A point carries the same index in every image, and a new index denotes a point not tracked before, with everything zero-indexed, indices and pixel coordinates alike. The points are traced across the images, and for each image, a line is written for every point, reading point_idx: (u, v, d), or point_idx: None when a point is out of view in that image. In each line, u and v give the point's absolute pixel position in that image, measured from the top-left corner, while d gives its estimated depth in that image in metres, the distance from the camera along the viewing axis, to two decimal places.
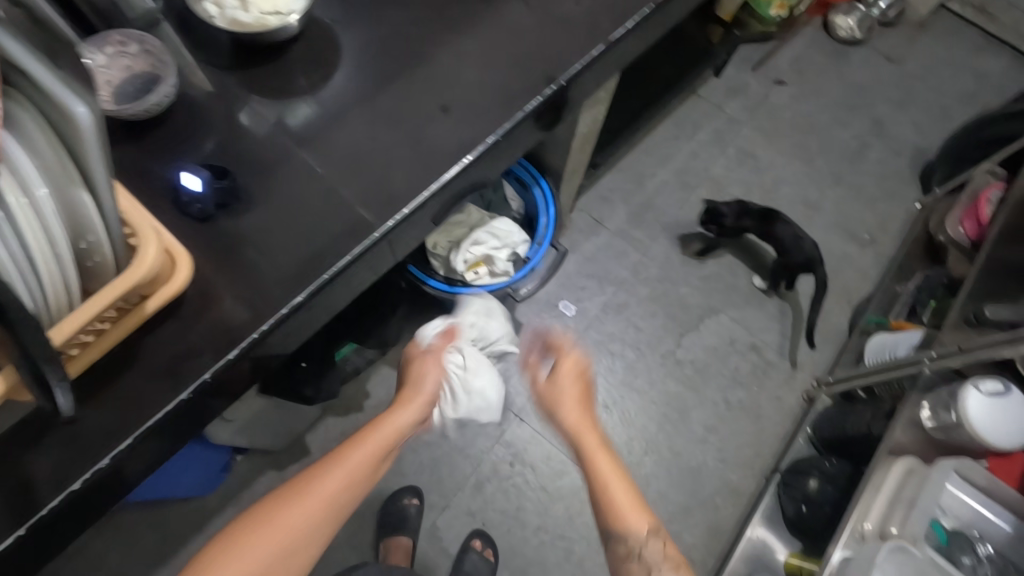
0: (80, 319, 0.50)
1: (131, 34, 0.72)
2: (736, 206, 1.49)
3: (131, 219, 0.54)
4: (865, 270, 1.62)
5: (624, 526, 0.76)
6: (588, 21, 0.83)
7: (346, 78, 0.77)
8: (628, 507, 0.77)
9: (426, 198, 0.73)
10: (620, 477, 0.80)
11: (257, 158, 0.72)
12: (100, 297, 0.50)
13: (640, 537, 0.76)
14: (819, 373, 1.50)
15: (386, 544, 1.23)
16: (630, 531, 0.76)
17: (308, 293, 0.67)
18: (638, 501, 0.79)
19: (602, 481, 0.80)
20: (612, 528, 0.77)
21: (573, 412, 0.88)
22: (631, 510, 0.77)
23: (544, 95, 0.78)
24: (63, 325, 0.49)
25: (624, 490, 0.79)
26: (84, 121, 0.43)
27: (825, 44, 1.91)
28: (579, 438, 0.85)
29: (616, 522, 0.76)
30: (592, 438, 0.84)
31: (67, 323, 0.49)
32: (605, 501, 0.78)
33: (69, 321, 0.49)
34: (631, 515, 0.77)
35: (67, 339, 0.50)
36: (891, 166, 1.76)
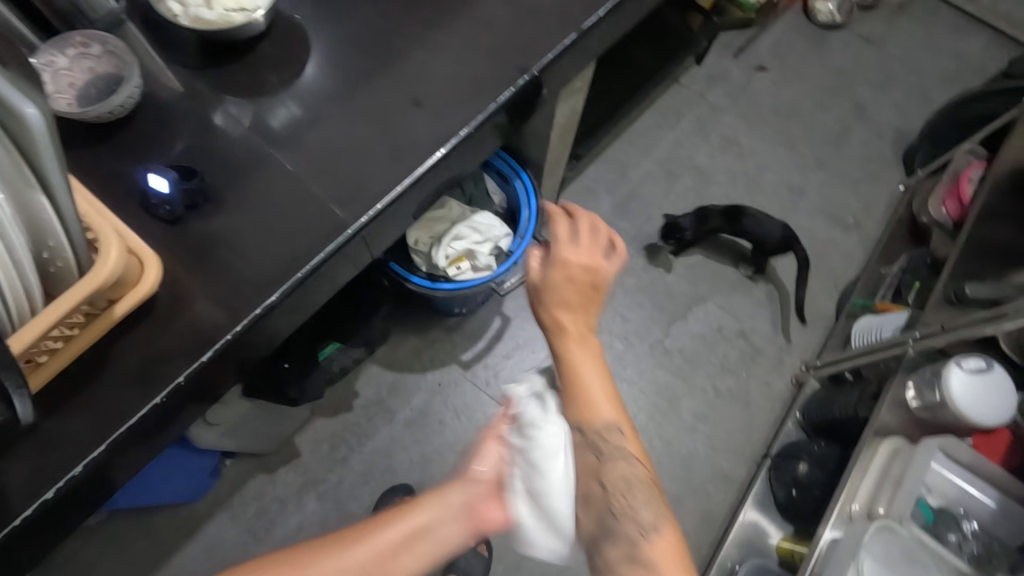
0: (41, 325, 0.49)
1: (92, 35, 0.70)
2: (694, 217, 1.49)
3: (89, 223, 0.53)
4: (850, 254, 1.63)
5: (589, 417, 0.71)
6: (559, 10, 0.83)
7: (316, 74, 0.76)
8: (599, 400, 0.72)
9: (399, 192, 0.72)
10: (598, 372, 0.74)
11: (227, 158, 0.71)
12: (63, 302, 0.49)
13: (603, 429, 0.71)
14: (807, 357, 1.51)
15: None
16: (595, 422, 0.71)
17: (281, 292, 0.66)
18: (609, 394, 0.73)
19: (577, 372, 0.72)
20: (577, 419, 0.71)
21: (570, 297, 0.73)
22: (602, 406, 0.72)
23: (516, 86, 0.77)
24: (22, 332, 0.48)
25: (599, 386, 0.73)
26: (37, 124, 0.43)
27: (805, 29, 1.91)
28: (562, 328, 0.73)
29: (583, 413, 0.71)
30: (577, 327, 0.73)
31: (28, 329, 0.48)
32: (576, 391, 0.72)
33: (30, 327, 0.48)
34: (600, 405, 0.72)
35: (27, 346, 0.49)
36: (873, 148, 1.76)
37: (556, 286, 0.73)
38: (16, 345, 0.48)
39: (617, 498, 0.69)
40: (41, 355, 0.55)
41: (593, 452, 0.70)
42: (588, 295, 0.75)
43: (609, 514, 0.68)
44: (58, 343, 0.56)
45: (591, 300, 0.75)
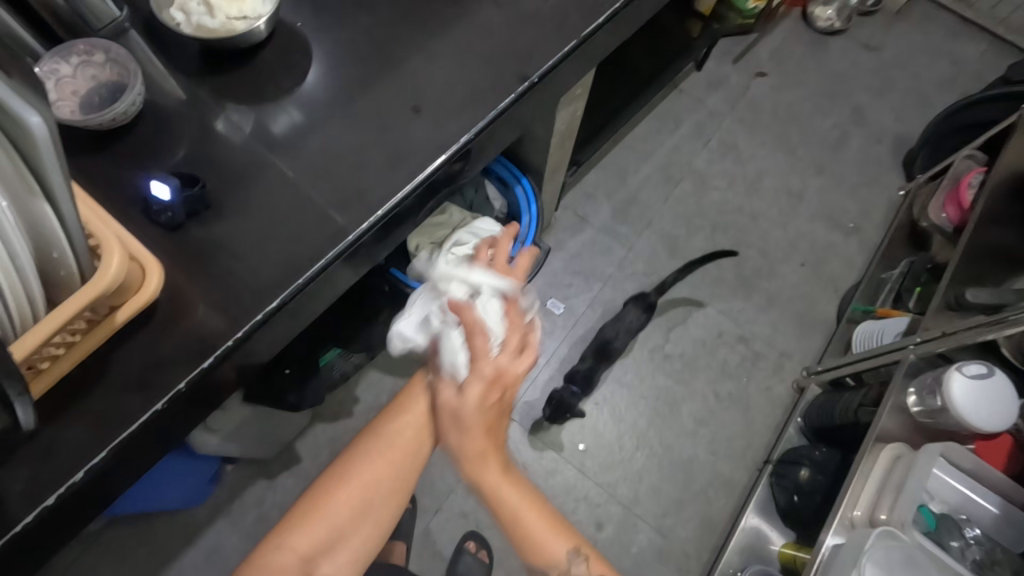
0: (42, 333, 0.49)
1: (96, 43, 0.70)
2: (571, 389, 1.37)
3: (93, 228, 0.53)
4: (851, 258, 1.63)
5: (548, 557, 0.73)
6: (557, 17, 0.83)
7: (318, 80, 0.77)
8: (546, 537, 0.74)
9: (400, 199, 0.72)
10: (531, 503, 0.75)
11: (229, 164, 0.72)
12: (67, 308, 0.50)
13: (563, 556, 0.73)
14: (808, 362, 1.51)
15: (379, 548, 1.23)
16: (552, 555, 0.73)
17: (282, 299, 0.66)
18: (556, 521, 0.76)
19: (516, 517, 0.74)
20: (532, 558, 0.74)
21: (476, 438, 0.73)
22: (544, 530, 0.74)
23: (516, 92, 0.78)
24: (25, 339, 0.48)
25: (540, 517, 0.75)
26: (39, 131, 0.43)
27: (804, 35, 1.92)
28: (478, 459, 0.74)
29: (534, 548, 0.74)
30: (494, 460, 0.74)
31: (29, 337, 0.48)
32: (522, 536, 0.74)
33: (31, 336, 0.48)
34: (549, 540, 0.74)
35: (30, 354, 0.49)
36: (872, 153, 1.77)
37: (462, 406, 0.72)
38: (17, 354, 0.48)
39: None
40: (44, 361, 0.55)
41: None
42: (494, 421, 0.75)
43: None
44: (60, 349, 0.56)
45: (501, 416, 0.76)
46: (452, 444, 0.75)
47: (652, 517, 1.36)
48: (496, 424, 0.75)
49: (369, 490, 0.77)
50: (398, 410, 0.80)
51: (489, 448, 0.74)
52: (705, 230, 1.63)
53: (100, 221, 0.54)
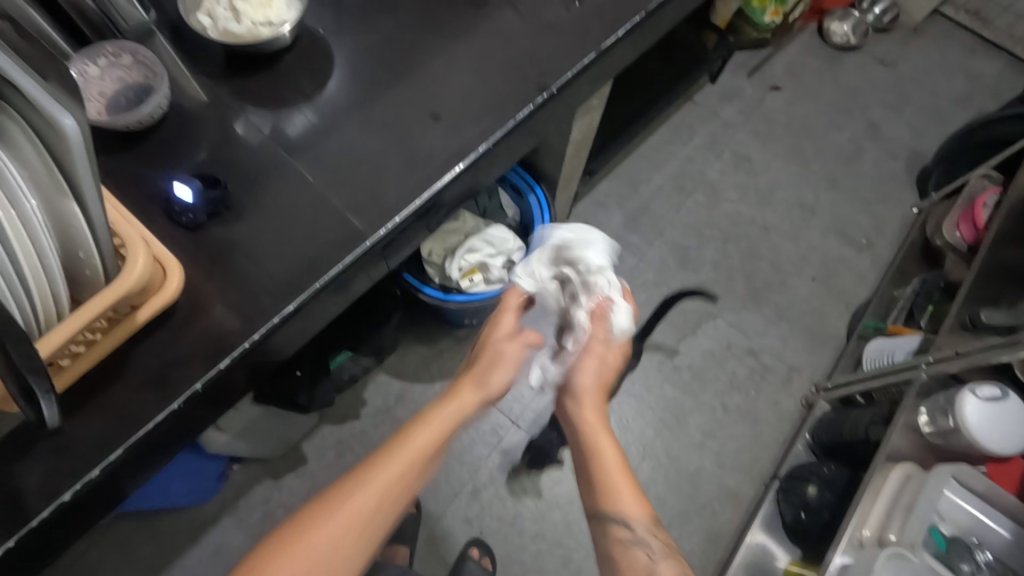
0: (67, 332, 0.50)
1: (123, 45, 0.71)
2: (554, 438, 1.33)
3: (118, 229, 0.54)
4: (862, 274, 1.62)
5: (624, 509, 0.74)
6: (578, 28, 0.83)
7: (339, 85, 0.78)
8: (624, 493, 0.75)
9: (418, 206, 0.73)
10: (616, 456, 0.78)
11: (250, 167, 0.72)
12: (90, 306, 0.50)
13: (636, 519, 0.73)
14: (817, 378, 1.50)
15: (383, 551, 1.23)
16: (626, 513, 0.74)
17: (298, 302, 0.67)
18: (633, 487, 0.76)
19: (604, 466, 0.77)
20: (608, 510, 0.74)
21: (591, 376, 0.85)
22: (628, 492, 0.75)
23: (536, 102, 0.78)
24: (50, 337, 0.49)
25: (625, 477, 0.76)
26: (72, 133, 0.44)
27: (819, 49, 1.92)
28: (585, 397, 0.83)
29: (607, 500, 0.75)
30: (595, 405, 0.83)
31: (53, 334, 0.49)
32: (604, 483, 0.75)
33: (55, 334, 0.49)
34: (624, 498, 0.74)
35: (55, 352, 0.50)
36: (885, 169, 1.76)
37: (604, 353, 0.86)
38: (43, 351, 0.49)
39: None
40: (65, 358, 0.56)
41: (639, 548, 0.71)
42: (607, 379, 0.86)
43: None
44: (82, 347, 0.57)
45: (608, 379, 0.86)
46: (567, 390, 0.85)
47: None
48: (608, 383, 0.86)
49: (328, 541, 0.65)
50: (382, 454, 0.72)
51: (597, 395, 0.84)
52: (716, 242, 1.63)
53: (125, 222, 0.55)
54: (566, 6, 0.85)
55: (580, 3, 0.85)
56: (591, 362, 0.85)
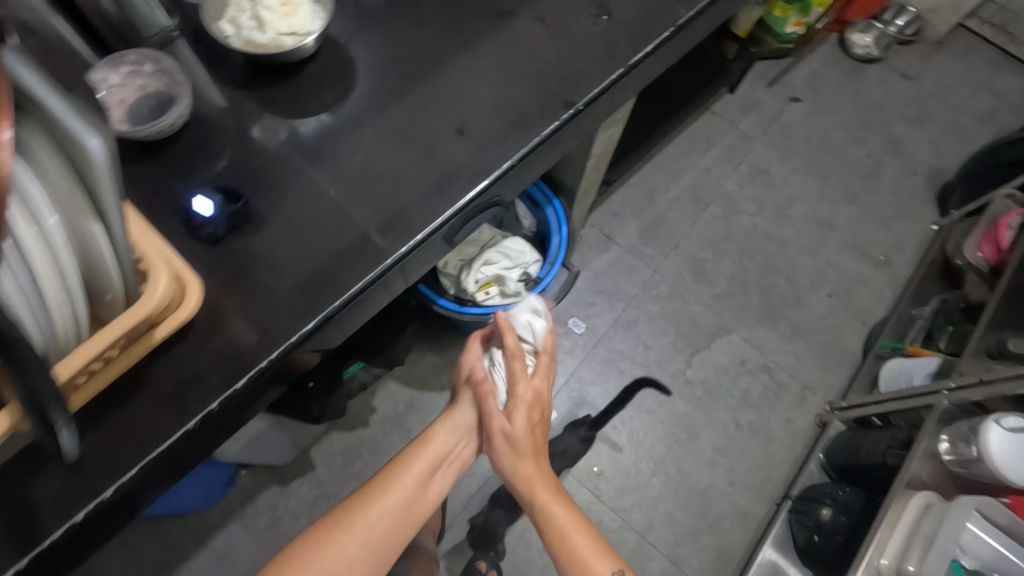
0: (92, 349, 0.50)
1: (146, 53, 0.70)
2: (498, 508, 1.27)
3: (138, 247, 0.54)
4: (879, 291, 1.60)
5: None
6: (606, 43, 0.82)
7: (362, 97, 0.77)
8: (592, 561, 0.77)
9: (440, 224, 0.71)
10: (576, 524, 0.81)
11: (270, 179, 0.71)
12: (116, 325, 0.51)
13: None
14: (832, 397, 1.48)
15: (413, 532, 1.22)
16: None
17: (317, 320, 0.66)
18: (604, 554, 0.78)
19: (565, 537, 0.80)
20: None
21: (534, 466, 0.85)
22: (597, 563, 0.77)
23: (562, 119, 0.77)
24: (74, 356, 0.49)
25: (588, 544, 0.79)
26: (97, 154, 0.42)
27: (841, 60, 1.89)
28: (531, 483, 0.85)
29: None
30: (547, 482, 0.85)
31: (72, 359, 0.49)
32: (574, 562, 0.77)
33: (74, 357, 0.49)
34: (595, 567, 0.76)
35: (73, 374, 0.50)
36: (905, 185, 1.74)
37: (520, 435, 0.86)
38: (61, 373, 0.49)
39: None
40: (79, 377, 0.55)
41: None
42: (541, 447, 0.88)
43: None
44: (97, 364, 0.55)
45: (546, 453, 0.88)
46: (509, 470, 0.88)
47: (666, 546, 1.34)
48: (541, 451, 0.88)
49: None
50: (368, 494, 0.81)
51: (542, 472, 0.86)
52: (732, 255, 1.62)
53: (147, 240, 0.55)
54: (595, 21, 0.83)
55: (608, 18, 0.83)
56: (531, 456, 0.86)
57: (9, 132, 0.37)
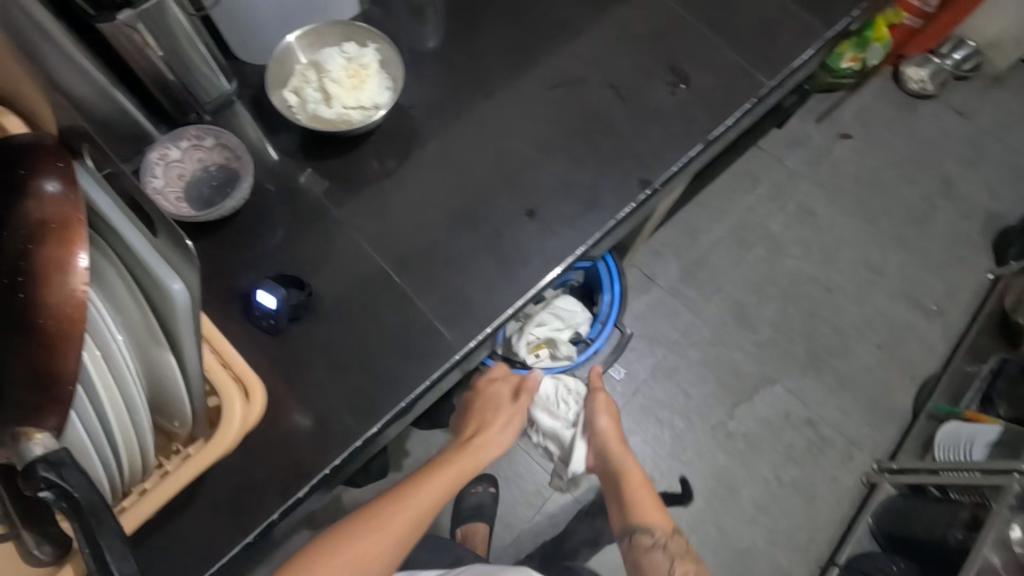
0: (155, 501, 0.48)
1: (207, 127, 0.68)
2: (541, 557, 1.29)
3: (212, 378, 0.53)
4: (931, 344, 1.54)
5: (653, 523, 0.90)
6: (683, 117, 0.77)
7: (425, 170, 0.73)
8: (653, 510, 0.91)
9: (510, 314, 0.68)
10: (640, 478, 0.95)
11: (332, 264, 0.68)
12: (182, 474, 0.49)
13: (662, 531, 0.90)
14: (880, 455, 1.43)
15: (463, 529, 1.25)
16: (654, 526, 0.90)
17: (382, 424, 0.62)
18: (657, 505, 0.93)
19: (630, 484, 0.93)
20: (637, 524, 0.90)
21: (610, 422, 1.00)
22: (656, 510, 0.92)
23: (637, 202, 0.73)
24: (137, 509, 0.48)
25: (649, 496, 0.93)
26: (179, 298, 0.40)
27: (894, 95, 1.81)
28: (607, 434, 0.99)
29: (643, 518, 0.91)
30: (617, 438, 0.99)
31: (143, 504, 0.48)
32: (634, 504, 0.92)
33: (146, 502, 0.48)
34: (654, 514, 0.91)
35: (139, 518, 0.48)
36: (960, 230, 1.66)
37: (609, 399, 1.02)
38: (130, 522, 0.48)
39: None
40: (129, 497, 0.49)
41: (660, 552, 0.88)
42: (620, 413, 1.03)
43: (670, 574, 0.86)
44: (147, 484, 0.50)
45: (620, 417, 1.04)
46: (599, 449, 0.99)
47: None
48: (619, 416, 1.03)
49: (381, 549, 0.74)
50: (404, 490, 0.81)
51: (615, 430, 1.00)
52: (777, 300, 1.56)
53: (220, 367, 0.54)
54: (671, 90, 0.78)
55: (685, 86, 0.79)
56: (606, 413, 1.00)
57: (84, 252, 0.38)
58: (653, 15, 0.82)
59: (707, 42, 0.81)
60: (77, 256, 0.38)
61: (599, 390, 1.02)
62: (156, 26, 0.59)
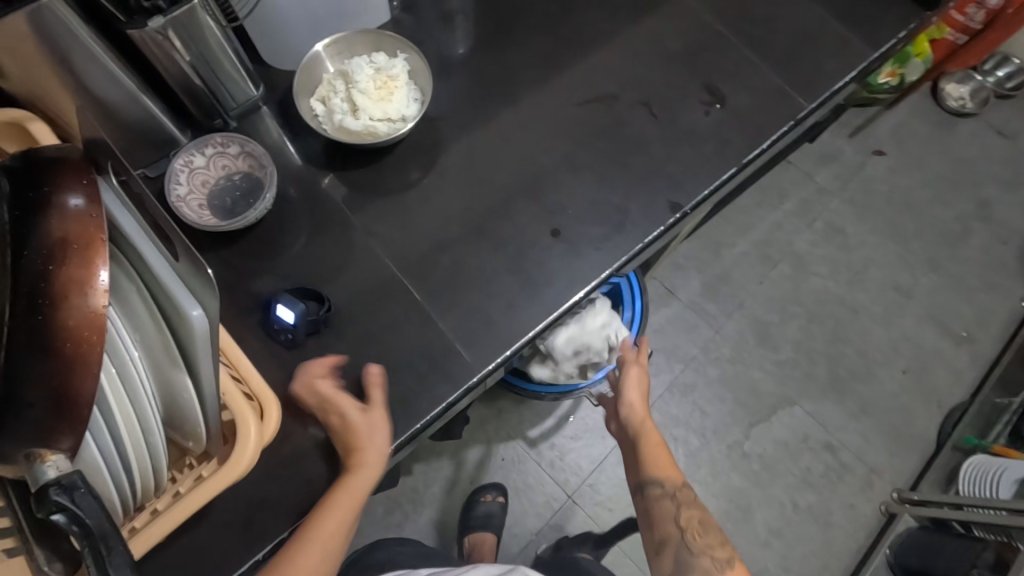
0: (166, 523, 0.48)
1: (233, 135, 0.67)
2: None
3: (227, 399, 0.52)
4: (959, 372, 1.49)
5: (664, 476, 0.77)
6: (718, 138, 0.75)
7: (449, 184, 0.72)
8: (666, 465, 0.78)
9: (531, 337, 0.66)
10: (653, 431, 0.81)
11: (353, 277, 0.67)
12: (193, 496, 0.48)
13: (671, 488, 0.77)
14: (900, 484, 1.39)
15: (470, 538, 1.23)
16: (664, 481, 0.77)
17: (396, 445, 0.61)
18: (670, 459, 0.79)
19: (645, 440, 0.80)
20: (646, 478, 0.78)
21: (633, 380, 0.84)
22: (669, 468, 0.78)
23: (666, 225, 0.71)
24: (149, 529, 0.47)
25: (663, 451, 0.79)
26: (198, 324, 0.39)
27: (931, 111, 1.76)
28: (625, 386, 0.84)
29: (655, 473, 0.77)
30: (638, 391, 0.83)
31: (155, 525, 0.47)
32: (646, 457, 0.79)
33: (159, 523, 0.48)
34: (666, 468, 0.78)
35: (149, 538, 0.47)
36: (995, 255, 1.61)
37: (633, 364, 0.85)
38: (140, 542, 0.47)
39: (694, 537, 0.74)
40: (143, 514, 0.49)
41: (669, 502, 0.76)
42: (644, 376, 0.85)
43: (681, 543, 0.74)
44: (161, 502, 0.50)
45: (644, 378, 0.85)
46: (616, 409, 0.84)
47: None
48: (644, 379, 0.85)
49: None
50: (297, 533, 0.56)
51: (636, 388, 0.83)
52: (800, 319, 1.52)
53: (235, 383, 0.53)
54: (706, 110, 0.76)
55: (721, 106, 0.76)
56: (635, 386, 0.83)
57: (104, 272, 0.37)
58: (690, 31, 0.80)
59: (746, 60, 0.79)
60: (97, 276, 0.37)
61: (631, 362, 0.85)
62: (186, 33, 0.58)
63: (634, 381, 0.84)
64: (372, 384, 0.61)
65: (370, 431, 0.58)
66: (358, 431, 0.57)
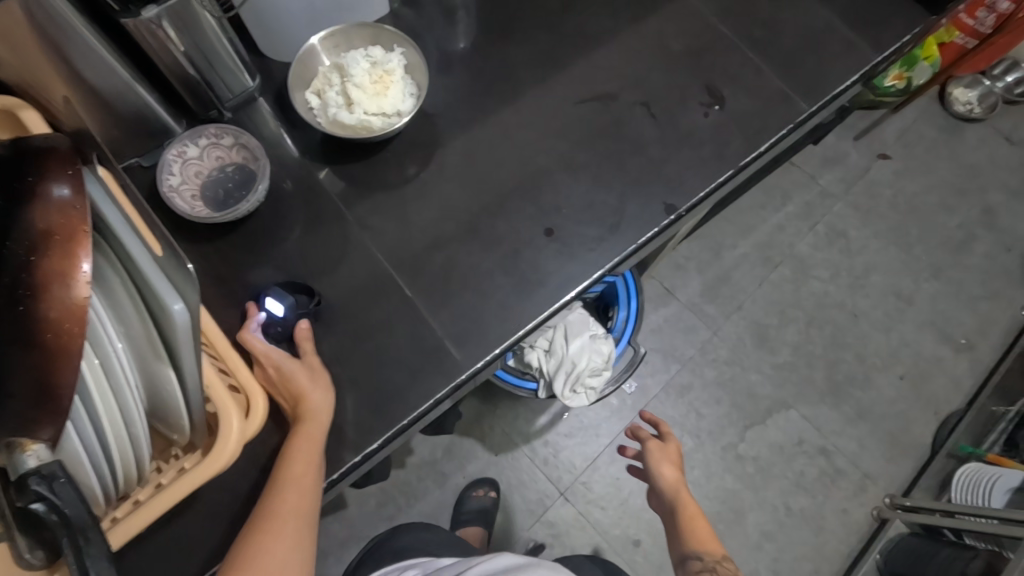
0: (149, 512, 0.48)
1: (226, 127, 0.67)
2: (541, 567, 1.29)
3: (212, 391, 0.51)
4: (958, 379, 1.48)
5: (704, 548, 0.78)
6: (716, 140, 0.74)
7: (444, 181, 0.71)
8: (707, 538, 0.79)
9: (521, 335, 0.66)
10: (693, 505, 0.83)
11: (345, 271, 0.67)
12: (177, 486, 0.49)
13: (712, 560, 0.77)
14: (894, 490, 1.39)
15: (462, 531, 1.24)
16: (704, 554, 0.78)
17: (383, 440, 0.61)
18: (710, 533, 0.80)
19: (681, 514, 0.82)
20: (686, 550, 0.79)
21: (664, 458, 0.87)
22: (710, 540, 0.79)
23: (661, 226, 0.70)
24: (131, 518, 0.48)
25: (702, 524, 0.81)
26: (181, 318, 0.39)
27: (939, 115, 1.74)
28: (657, 464, 0.87)
29: (696, 545, 0.79)
30: (672, 469, 0.86)
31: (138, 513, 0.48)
32: (687, 532, 0.80)
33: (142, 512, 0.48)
34: (707, 541, 0.79)
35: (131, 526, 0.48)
36: (997, 263, 1.60)
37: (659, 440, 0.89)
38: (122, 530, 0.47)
39: None
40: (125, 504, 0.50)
41: None
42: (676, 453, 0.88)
43: None
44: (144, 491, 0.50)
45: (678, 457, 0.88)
46: (653, 485, 0.87)
47: None
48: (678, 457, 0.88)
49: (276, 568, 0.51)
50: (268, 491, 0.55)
51: (668, 465, 0.87)
52: (800, 323, 1.51)
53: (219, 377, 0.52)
54: (705, 111, 0.75)
55: (720, 108, 0.75)
56: (663, 461, 0.87)
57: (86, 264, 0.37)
58: (692, 31, 0.79)
59: (747, 61, 0.78)
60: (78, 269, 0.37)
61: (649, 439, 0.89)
62: (181, 23, 0.58)
63: (660, 457, 0.87)
64: (301, 338, 0.61)
65: (311, 379, 0.58)
66: (298, 379, 0.58)
